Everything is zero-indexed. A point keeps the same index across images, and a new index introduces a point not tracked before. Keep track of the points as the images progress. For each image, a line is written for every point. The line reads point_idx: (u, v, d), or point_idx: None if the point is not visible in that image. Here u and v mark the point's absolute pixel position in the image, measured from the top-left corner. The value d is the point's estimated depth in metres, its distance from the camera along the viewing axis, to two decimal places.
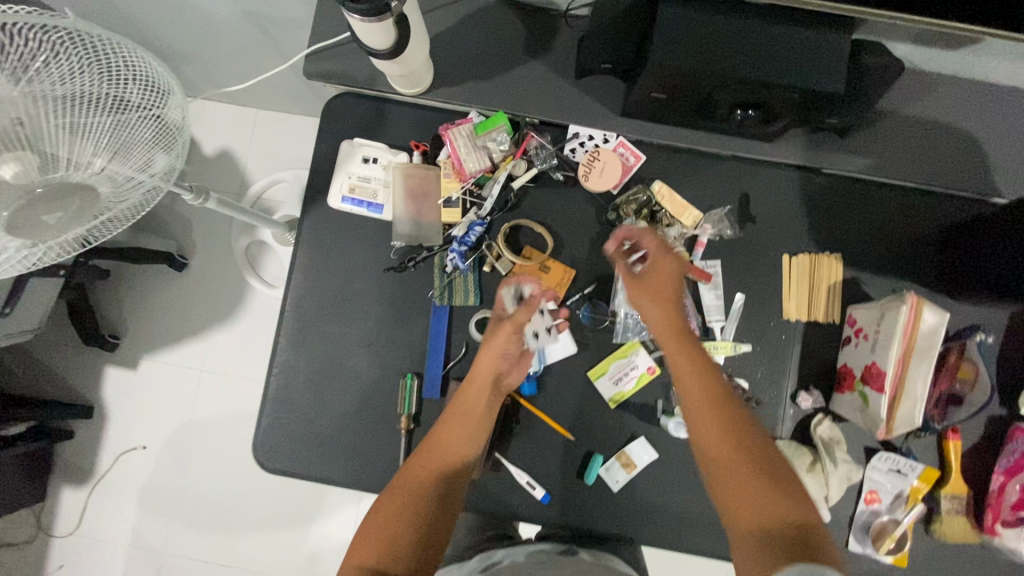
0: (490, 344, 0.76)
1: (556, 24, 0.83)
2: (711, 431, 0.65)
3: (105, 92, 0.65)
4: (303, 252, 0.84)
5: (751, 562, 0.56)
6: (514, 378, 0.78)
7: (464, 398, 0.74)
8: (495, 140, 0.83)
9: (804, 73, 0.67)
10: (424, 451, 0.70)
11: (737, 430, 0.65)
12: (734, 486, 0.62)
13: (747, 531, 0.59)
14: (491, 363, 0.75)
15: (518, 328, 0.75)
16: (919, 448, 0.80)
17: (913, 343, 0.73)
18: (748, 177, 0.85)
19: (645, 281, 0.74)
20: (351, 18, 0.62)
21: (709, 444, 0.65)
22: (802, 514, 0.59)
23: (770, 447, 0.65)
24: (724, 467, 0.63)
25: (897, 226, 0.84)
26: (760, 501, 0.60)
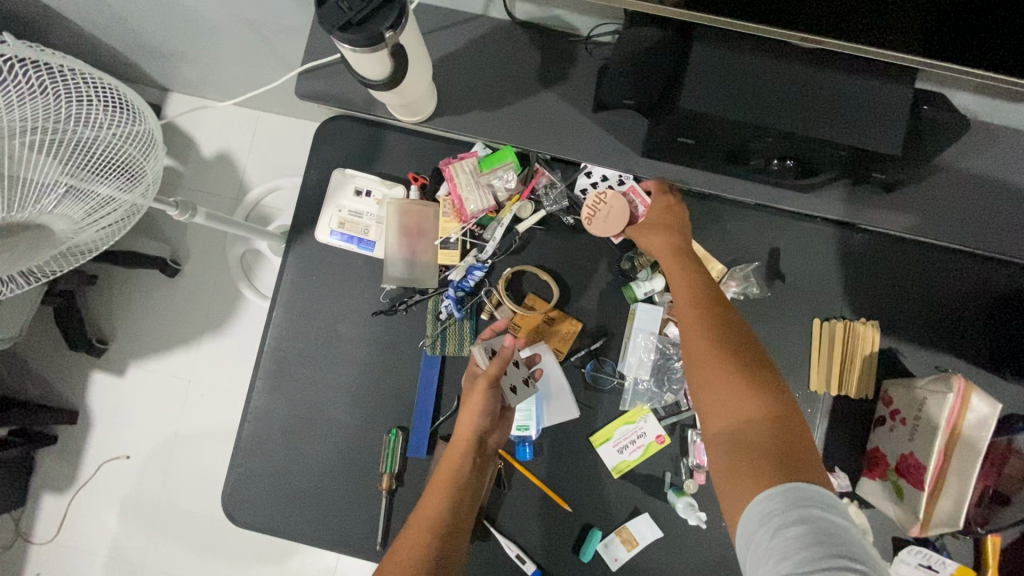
0: (468, 404, 0.69)
1: (575, 51, 0.75)
2: (694, 338, 0.61)
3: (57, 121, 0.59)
4: (287, 289, 0.78)
5: (727, 477, 0.53)
6: (498, 438, 0.73)
7: (447, 462, 0.67)
8: (501, 178, 0.76)
9: (853, 128, 0.59)
10: (415, 526, 0.62)
11: (720, 334, 0.60)
12: (712, 384, 0.57)
13: (723, 438, 0.55)
14: (472, 424, 0.69)
15: (493, 383, 0.68)
16: (955, 544, 0.72)
17: (957, 434, 0.64)
18: (779, 230, 0.77)
19: (649, 220, 0.72)
20: (341, 47, 0.55)
21: (692, 352, 0.60)
22: (785, 418, 0.54)
23: (757, 357, 0.58)
24: (704, 372, 0.58)
25: (942, 293, 0.76)
26: (739, 405, 0.55)
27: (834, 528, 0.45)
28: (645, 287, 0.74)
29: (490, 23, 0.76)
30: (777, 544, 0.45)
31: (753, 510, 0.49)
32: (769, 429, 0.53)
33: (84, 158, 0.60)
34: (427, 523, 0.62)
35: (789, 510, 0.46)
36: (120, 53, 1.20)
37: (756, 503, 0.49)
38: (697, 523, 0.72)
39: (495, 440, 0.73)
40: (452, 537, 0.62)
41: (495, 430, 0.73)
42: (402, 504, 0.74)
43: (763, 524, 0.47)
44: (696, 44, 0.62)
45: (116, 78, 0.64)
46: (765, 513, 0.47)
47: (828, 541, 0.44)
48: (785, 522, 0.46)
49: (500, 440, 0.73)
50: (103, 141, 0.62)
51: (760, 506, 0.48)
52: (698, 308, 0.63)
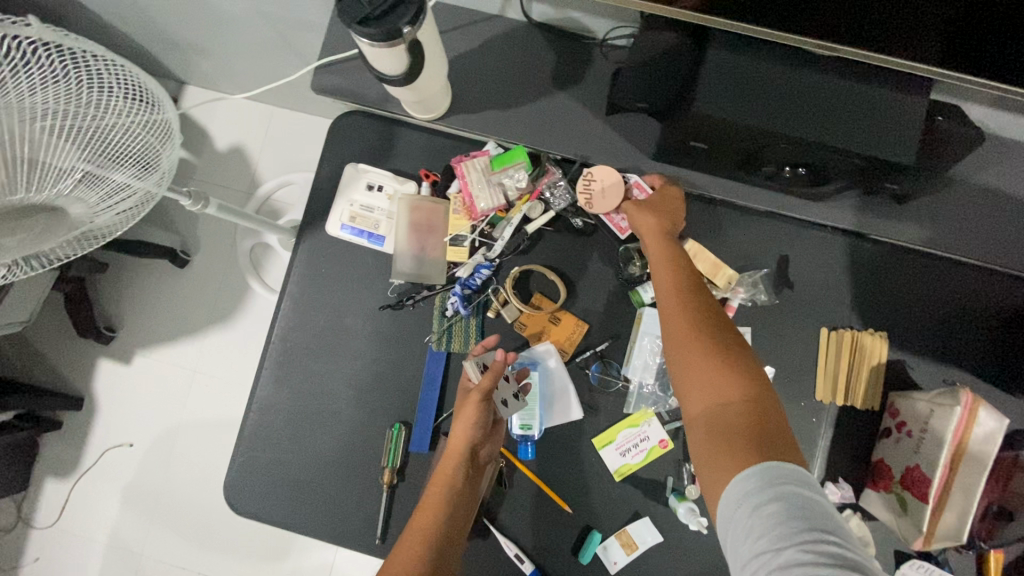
0: (461, 416, 0.70)
1: (590, 53, 0.76)
2: (674, 323, 0.60)
3: (79, 105, 0.60)
4: (296, 280, 0.78)
5: (705, 458, 0.53)
6: (489, 450, 0.74)
7: (442, 471, 0.67)
8: (512, 177, 0.76)
9: (865, 135, 0.59)
10: (413, 534, 0.62)
11: (699, 318, 0.59)
12: (691, 366, 0.57)
13: (702, 421, 0.55)
14: (465, 435, 0.69)
15: (486, 397, 0.69)
16: (958, 561, 0.71)
17: (963, 447, 0.64)
18: (789, 238, 0.77)
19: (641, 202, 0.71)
20: (359, 41, 0.55)
21: (671, 334, 0.60)
22: (762, 401, 0.54)
23: (734, 338, 0.58)
24: (683, 357, 0.58)
25: (952, 307, 0.75)
26: (717, 389, 0.55)
27: (807, 503, 0.46)
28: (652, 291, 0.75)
29: (507, 24, 0.77)
30: (755, 523, 0.46)
31: (731, 491, 0.49)
32: (746, 411, 0.53)
33: (104, 142, 0.61)
34: (424, 530, 0.62)
35: (764, 488, 0.47)
36: (141, 44, 1.22)
37: (733, 482, 0.49)
38: (698, 528, 0.72)
39: (487, 453, 0.73)
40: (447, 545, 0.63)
41: (486, 442, 0.74)
42: (402, 499, 0.74)
43: (740, 503, 0.48)
44: (711, 48, 0.62)
45: (137, 69, 0.66)
46: (741, 492, 0.48)
47: (802, 516, 0.45)
48: (762, 499, 0.47)
49: (491, 453, 0.74)
50: (124, 127, 0.63)
51: (736, 485, 0.48)
52: (678, 289, 0.62)
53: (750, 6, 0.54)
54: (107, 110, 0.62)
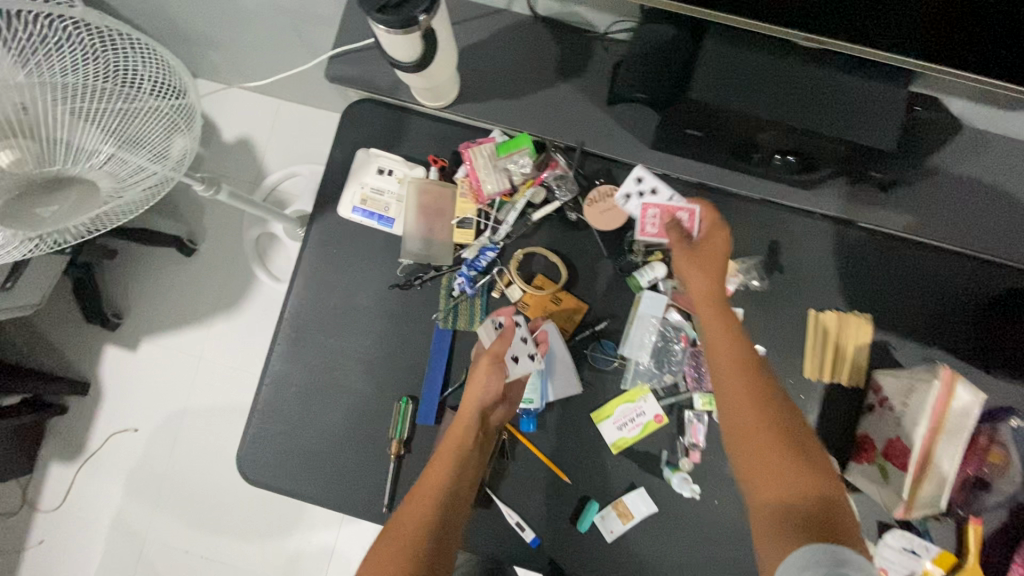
0: (472, 382, 0.71)
1: (592, 46, 0.80)
2: (742, 404, 0.63)
3: (107, 84, 0.62)
4: (309, 260, 0.82)
5: (771, 537, 0.57)
6: (501, 415, 0.75)
7: (454, 436, 0.69)
8: (517, 162, 0.79)
9: (850, 124, 0.63)
10: (414, 498, 0.65)
11: (766, 401, 0.63)
12: (761, 449, 0.61)
13: (770, 503, 0.59)
14: (475, 400, 0.70)
15: (497, 360, 0.71)
16: (937, 530, 0.75)
17: (943, 422, 0.68)
18: (782, 225, 0.80)
19: (697, 252, 0.70)
20: (375, 27, 0.59)
21: (739, 413, 0.63)
22: (828, 491, 0.59)
23: (797, 423, 0.63)
24: (753, 439, 0.61)
25: (934, 292, 0.79)
26: (787, 477, 0.59)
27: None
28: (648, 276, 0.78)
29: (513, 17, 0.81)
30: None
31: (792, 562, 0.54)
32: (816, 501, 0.58)
33: (128, 124, 0.63)
34: (429, 493, 0.65)
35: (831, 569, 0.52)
36: (153, 36, 1.25)
37: (796, 556, 0.54)
38: (690, 495, 0.76)
39: (499, 417, 0.75)
40: (452, 511, 0.65)
41: (499, 406, 0.75)
42: (409, 469, 0.77)
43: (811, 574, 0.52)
44: (706, 40, 0.66)
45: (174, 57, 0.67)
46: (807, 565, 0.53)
47: None
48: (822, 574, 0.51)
49: (502, 417, 0.75)
50: (149, 110, 0.64)
51: (800, 560, 0.53)
52: (745, 368, 0.64)
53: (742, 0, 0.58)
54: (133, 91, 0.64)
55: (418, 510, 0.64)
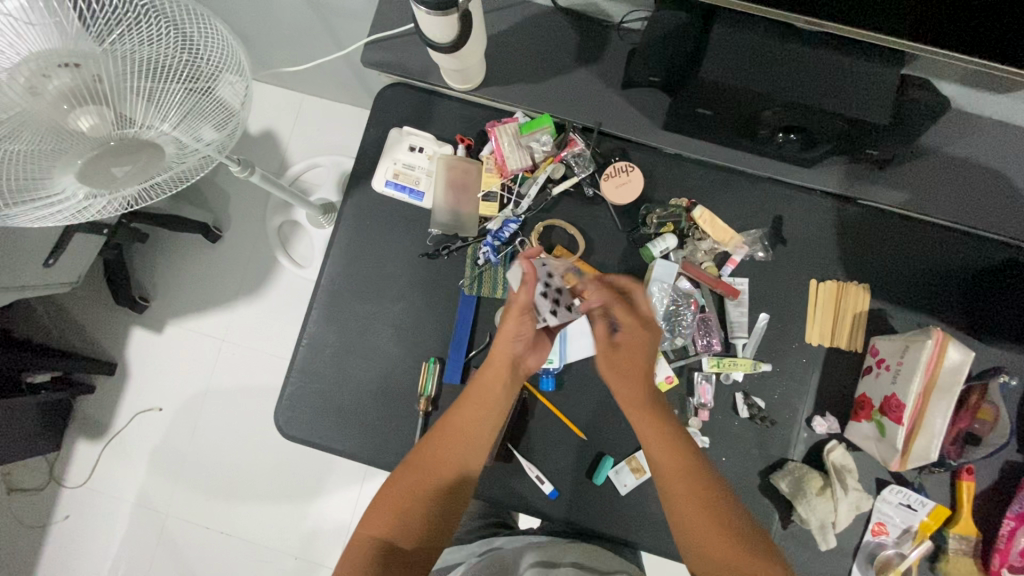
0: (503, 333, 0.76)
1: (608, 35, 0.86)
2: (681, 499, 0.70)
3: (186, 63, 0.67)
4: (343, 231, 0.88)
5: None
6: (533, 362, 0.79)
7: (483, 383, 0.75)
8: (539, 140, 0.86)
9: (851, 101, 0.69)
10: (441, 433, 0.73)
11: (705, 495, 0.70)
12: (707, 540, 0.68)
13: None
14: (506, 350, 0.75)
15: (523, 309, 0.75)
16: (931, 484, 0.80)
17: (935, 378, 0.73)
18: (784, 200, 0.86)
19: (623, 348, 0.77)
20: (418, 9, 0.65)
21: (682, 508, 0.70)
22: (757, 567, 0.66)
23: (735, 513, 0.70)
24: (697, 530, 0.69)
25: (925, 263, 0.84)
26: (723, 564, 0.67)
27: None
28: (660, 247, 0.83)
29: (535, 8, 0.87)
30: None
31: None
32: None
33: (187, 105, 0.68)
34: (453, 432, 0.73)
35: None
36: None
37: None
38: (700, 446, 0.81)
39: (531, 363, 0.79)
40: (472, 450, 0.74)
41: (532, 353, 0.80)
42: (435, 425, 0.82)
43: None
44: (718, 24, 0.70)
45: (244, 49, 0.73)
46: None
47: None
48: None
49: (535, 364, 0.79)
50: (218, 93, 0.71)
51: None
52: (683, 465, 0.71)
53: None
54: (209, 74, 0.69)
55: (440, 450, 0.72)
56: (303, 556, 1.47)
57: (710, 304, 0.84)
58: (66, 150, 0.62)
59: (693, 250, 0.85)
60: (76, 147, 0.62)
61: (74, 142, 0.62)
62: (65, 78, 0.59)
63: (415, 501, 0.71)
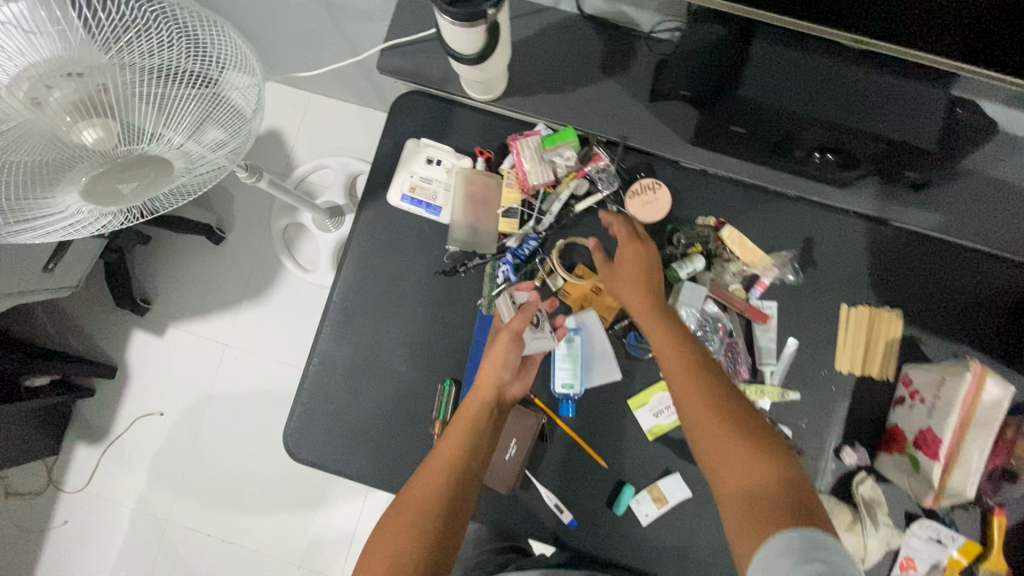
0: (490, 356, 0.76)
1: (636, 44, 0.82)
2: (687, 395, 0.68)
3: (199, 71, 0.63)
4: (356, 245, 0.84)
5: (742, 525, 0.59)
6: (516, 391, 0.79)
7: (469, 409, 0.74)
8: (562, 156, 0.82)
9: (886, 119, 0.71)
10: (431, 466, 0.70)
11: (712, 390, 0.67)
12: (718, 442, 0.64)
13: (738, 499, 0.61)
14: (493, 373, 0.75)
15: (515, 336, 0.76)
16: (964, 520, 0.77)
17: (973, 413, 0.70)
18: (815, 221, 0.82)
19: (618, 267, 0.77)
20: (441, 19, 0.62)
21: (689, 408, 0.67)
22: (783, 472, 0.61)
23: (747, 412, 0.66)
24: (705, 433, 0.66)
25: (962, 289, 0.81)
26: (746, 470, 0.62)
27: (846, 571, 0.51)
28: (687, 269, 0.80)
29: (560, 14, 0.83)
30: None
31: (768, 553, 0.55)
32: (775, 486, 0.60)
33: (200, 115, 0.64)
34: (443, 463, 0.70)
35: (805, 552, 0.53)
36: None
37: (770, 546, 0.55)
38: None
39: (514, 392, 0.79)
40: (463, 479, 0.70)
41: (515, 381, 0.79)
42: None
43: (781, 562, 0.53)
44: (757, 40, 0.68)
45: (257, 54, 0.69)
46: (784, 550, 0.54)
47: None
48: (802, 562, 0.52)
49: (518, 394, 0.79)
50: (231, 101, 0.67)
51: (774, 548, 0.55)
52: (683, 362, 0.69)
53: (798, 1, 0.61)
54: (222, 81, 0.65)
55: (432, 482, 0.68)
56: (306, 565, 1.45)
57: (737, 329, 0.81)
58: (69, 166, 0.58)
59: (719, 272, 0.82)
60: (81, 166, 0.59)
61: (77, 158, 0.58)
62: (67, 89, 0.55)
63: (408, 538, 0.64)
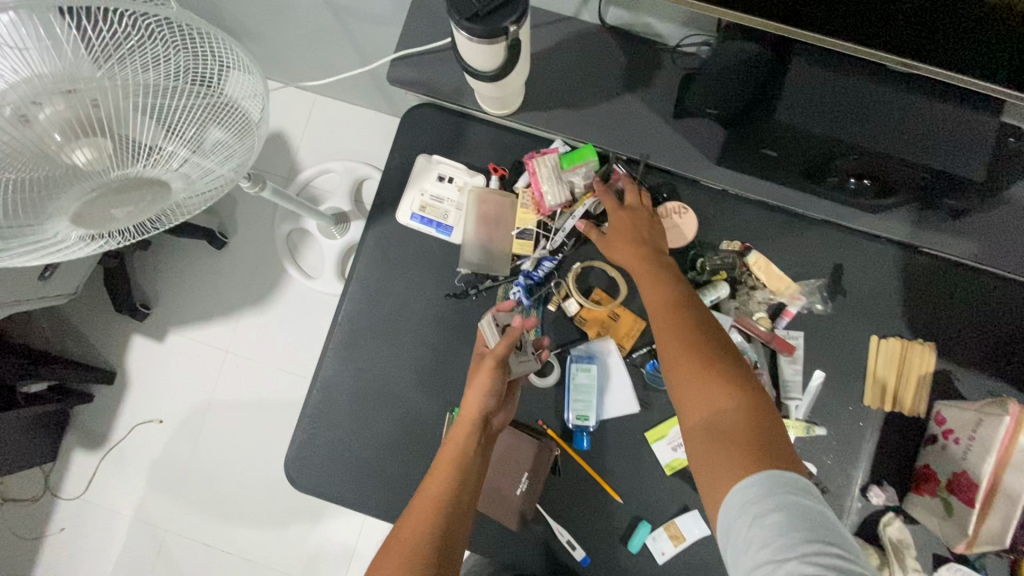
0: (473, 386, 0.71)
1: (660, 58, 0.78)
2: (660, 331, 0.65)
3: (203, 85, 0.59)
4: (363, 265, 0.81)
5: (708, 462, 0.57)
6: (502, 419, 0.75)
7: (451, 443, 0.69)
8: (580, 176, 0.78)
9: (938, 149, 0.61)
10: (418, 507, 0.65)
11: (686, 325, 0.64)
12: (685, 377, 0.62)
13: (703, 431, 0.59)
14: (476, 402, 0.70)
15: (498, 364, 0.70)
16: (996, 564, 0.74)
17: (1009, 457, 0.65)
18: (845, 248, 0.78)
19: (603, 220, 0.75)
20: (459, 34, 0.58)
21: (663, 346, 0.65)
22: (754, 408, 0.58)
23: (722, 348, 0.63)
24: (674, 369, 0.63)
25: (997, 322, 0.77)
26: (715, 404, 0.59)
27: (811, 515, 0.50)
28: (711, 296, 0.76)
29: (581, 25, 0.79)
30: (755, 534, 0.50)
31: (734, 497, 0.53)
32: (742, 420, 0.57)
33: (200, 130, 0.60)
34: (431, 504, 0.65)
35: (768, 498, 0.51)
36: None
37: (738, 490, 0.53)
38: None
39: (500, 421, 0.75)
40: (455, 519, 0.65)
41: (500, 410, 0.75)
42: None
43: (743, 505, 0.51)
44: (792, 63, 0.64)
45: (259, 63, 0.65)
46: (746, 492, 0.52)
47: (803, 527, 0.49)
48: (765, 509, 0.50)
49: (504, 422, 0.75)
50: (236, 117, 0.63)
51: (739, 492, 0.52)
52: (660, 301, 0.67)
53: (850, 20, 0.56)
54: (226, 95, 0.61)
55: (418, 525, 0.63)
56: None
57: (763, 361, 0.77)
58: (59, 190, 0.54)
59: (745, 299, 0.79)
60: (72, 192, 0.55)
61: (69, 181, 0.54)
62: (59, 105, 0.50)
63: None
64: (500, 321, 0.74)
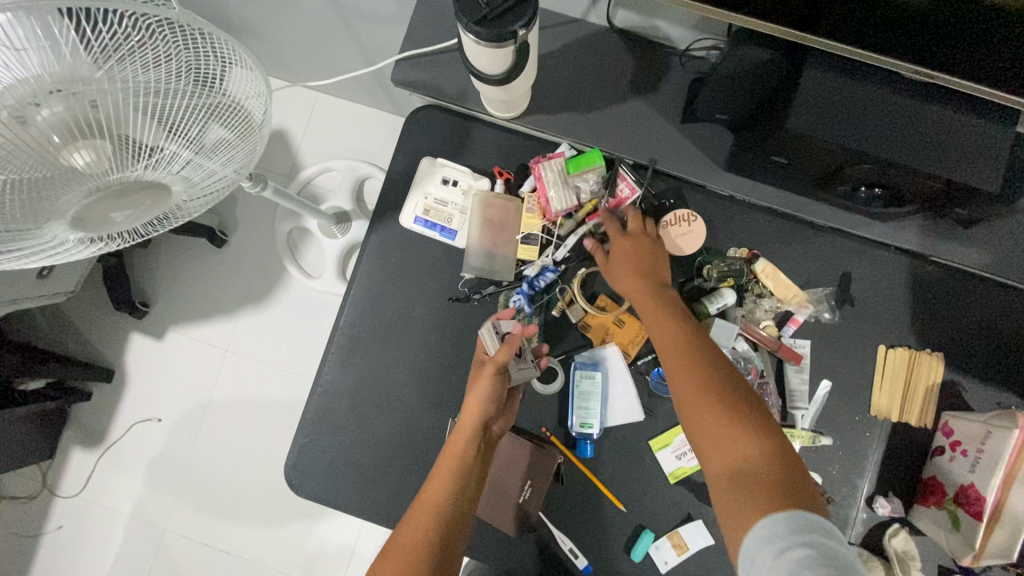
0: (474, 390, 0.70)
1: (669, 62, 0.77)
2: (677, 366, 0.64)
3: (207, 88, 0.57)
4: (365, 269, 0.80)
5: (730, 503, 0.55)
6: (502, 424, 0.74)
7: (452, 447, 0.68)
8: (587, 181, 0.77)
9: (948, 159, 0.60)
10: (416, 512, 0.65)
11: (702, 360, 0.63)
12: (704, 414, 0.60)
13: (725, 473, 0.57)
14: (477, 407, 0.69)
15: (499, 369, 0.71)
16: None
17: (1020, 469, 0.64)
18: (853, 255, 0.78)
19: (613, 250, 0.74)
20: (467, 36, 0.57)
21: (679, 382, 0.63)
22: (774, 446, 0.57)
23: (739, 384, 0.62)
24: (693, 406, 0.61)
25: (1007, 332, 0.76)
26: (736, 444, 0.58)
27: (840, 558, 0.48)
28: (718, 304, 0.75)
29: (589, 28, 0.78)
30: (779, 565, 0.49)
31: (757, 535, 0.51)
32: (764, 461, 0.56)
33: (201, 133, 0.59)
34: (429, 509, 0.64)
35: (791, 534, 0.50)
36: None
37: (760, 527, 0.52)
38: None
39: (500, 427, 0.74)
40: (453, 525, 0.64)
41: (501, 416, 0.74)
42: None
43: (766, 542, 0.50)
44: (807, 68, 0.62)
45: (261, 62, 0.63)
46: (771, 528, 0.51)
47: (830, 565, 0.47)
48: (788, 545, 0.49)
49: (503, 428, 0.74)
50: (239, 119, 0.62)
51: (763, 529, 0.51)
52: (675, 334, 0.66)
53: (863, 24, 0.54)
54: (230, 95, 0.60)
55: (415, 530, 0.63)
56: None
57: (769, 370, 0.76)
58: (55, 192, 0.53)
59: (752, 308, 0.78)
60: (71, 197, 0.54)
61: (70, 185, 0.53)
62: (57, 106, 0.48)
63: None
64: (501, 327, 0.73)
